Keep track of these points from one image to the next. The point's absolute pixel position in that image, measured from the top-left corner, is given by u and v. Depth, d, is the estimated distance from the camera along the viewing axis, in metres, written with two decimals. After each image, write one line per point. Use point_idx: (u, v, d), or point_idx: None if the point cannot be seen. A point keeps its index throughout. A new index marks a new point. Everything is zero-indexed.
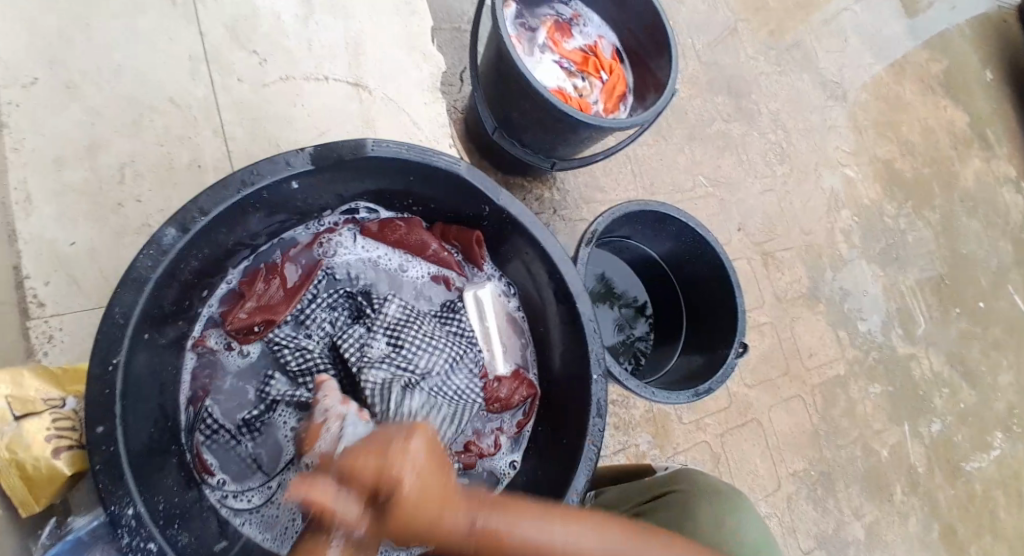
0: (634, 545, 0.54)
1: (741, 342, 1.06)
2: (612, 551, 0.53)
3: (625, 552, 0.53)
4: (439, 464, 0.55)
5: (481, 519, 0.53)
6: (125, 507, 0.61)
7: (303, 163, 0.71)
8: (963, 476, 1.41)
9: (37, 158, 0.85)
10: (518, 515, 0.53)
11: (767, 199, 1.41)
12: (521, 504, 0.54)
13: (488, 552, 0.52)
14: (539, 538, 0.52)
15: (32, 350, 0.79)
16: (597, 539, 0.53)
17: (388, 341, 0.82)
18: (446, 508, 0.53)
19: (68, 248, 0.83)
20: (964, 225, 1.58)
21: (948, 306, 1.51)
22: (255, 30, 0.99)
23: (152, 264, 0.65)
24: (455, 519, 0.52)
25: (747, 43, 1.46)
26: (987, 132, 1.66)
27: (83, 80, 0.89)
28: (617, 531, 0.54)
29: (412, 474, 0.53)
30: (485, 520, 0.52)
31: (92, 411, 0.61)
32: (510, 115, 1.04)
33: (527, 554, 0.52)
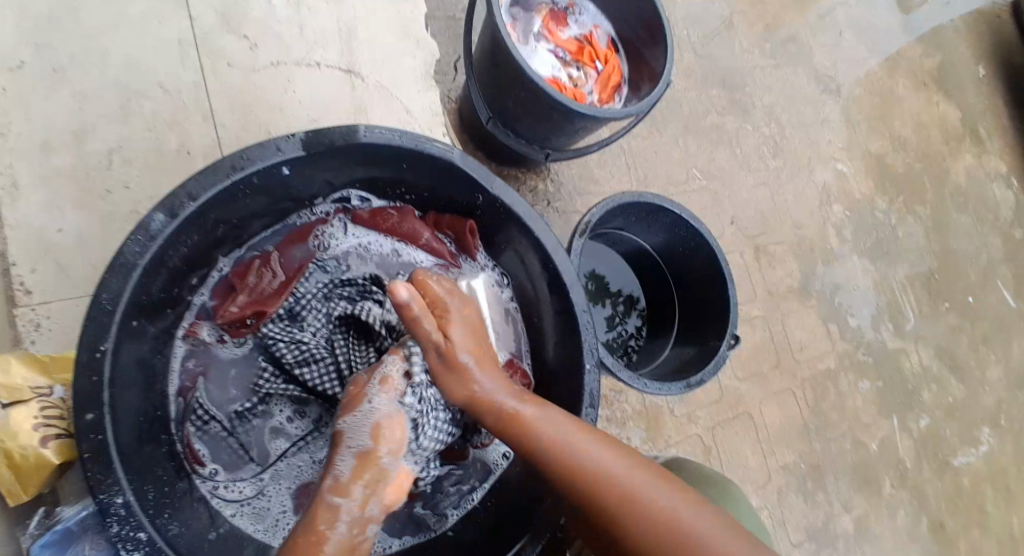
0: (630, 466, 0.64)
1: (733, 335, 1.06)
2: (611, 457, 0.64)
3: (622, 462, 0.64)
4: (490, 357, 0.70)
5: (502, 396, 0.67)
6: (114, 496, 0.60)
7: (295, 149, 0.70)
8: (951, 469, 1.43)
9: (23, 143, 0.84)
10: (541, 405, 0.67)
11: (761, 193, 1.41)
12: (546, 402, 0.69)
13: (504, 421, 0.66)
14: (551, 424, 0.65)
15: (18, 339, 0.78)
16: (601, 444, 0.65)
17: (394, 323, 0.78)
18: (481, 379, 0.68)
19: (54, 234, 0.82)
20: (954, 220, 1.59)
21: (937, 301, 1.52)
22: (246, 15, 0.97)
23: (140, 250, 0.64)
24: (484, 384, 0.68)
25: (741, 36, 1.46)
26: (978, 128, 1.67)
27: (70, 64, 0.88)
28: (621, 451, 0.65)
29: (463, 343, 0.68)
30: (511, 399, 0.67)
31: (80, 399, 0.60)
32: (505, 105, 1.03)
33: (538, 429, 0.65)
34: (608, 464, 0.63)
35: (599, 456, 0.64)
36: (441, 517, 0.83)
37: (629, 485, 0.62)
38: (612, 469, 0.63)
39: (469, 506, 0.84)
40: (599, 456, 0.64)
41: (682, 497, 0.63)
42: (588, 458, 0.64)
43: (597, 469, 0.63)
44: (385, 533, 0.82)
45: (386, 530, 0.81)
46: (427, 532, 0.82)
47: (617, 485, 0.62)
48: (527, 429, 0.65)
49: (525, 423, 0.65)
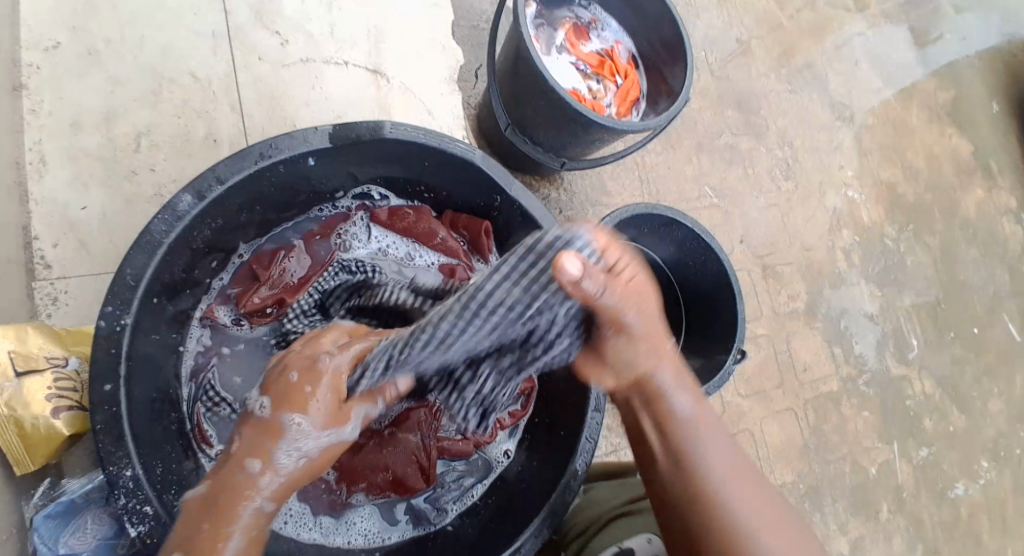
0: (770, 517, 0.60)
1: (739, 349, 1.06)
2: (751, 501, 0.60)
3: (760, 509, 0.60)
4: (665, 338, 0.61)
5: (666, 376, 0.61)
6: (123, 468, 0.61)
7: (321, 141, 0.72)
8: (949, 499, 1.42)
9: (54, 121, 0.86)
10: (703, 414, 0.63)
11: (771, 214, 1.42)
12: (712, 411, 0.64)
13: (658, 406, 0.62)
14: (705, 436, 0.62)
15: (36, 311, 0.79)
16: (745, 483, 0.61)
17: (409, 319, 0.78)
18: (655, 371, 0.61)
19: (78, 212, 0.84)
20: (962, 252, 1.60)
21: (942, 330, 1.52)
22: (278, 11, 0.99)
23: (165, 230, 0.65)
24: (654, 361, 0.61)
25: (759, 60, 1.48)
26: (990, 162, 1.68)
27: (104, 48, 0.90)
28: (763, 498, 0.61)
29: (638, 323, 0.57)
30: (680, 389, 0.62)
31: (96, 370, 0.61)
32: (525, 112, 1.05)
33: (688, 431, 0.61)
34: (745, 503, 0.59)
35: (738, 490, 0.60)
36: (441, 512, 0.83)
37: (755, 530, 0.58)
38: (747, 510, 0.59)
39: (470, 502, 0.85)
40: (735, 488, 0.60)
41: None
42: (724, 484, 0.60)
43: (727, 499, 0.59)
44: (385, 524, 0.82)
45: (384, 522, 0.82)
46: (426, 526, 0.83)
47: (740, 524, 0.58)
48: (675, 426, 0.61)
49: (680, 421, 0.61)
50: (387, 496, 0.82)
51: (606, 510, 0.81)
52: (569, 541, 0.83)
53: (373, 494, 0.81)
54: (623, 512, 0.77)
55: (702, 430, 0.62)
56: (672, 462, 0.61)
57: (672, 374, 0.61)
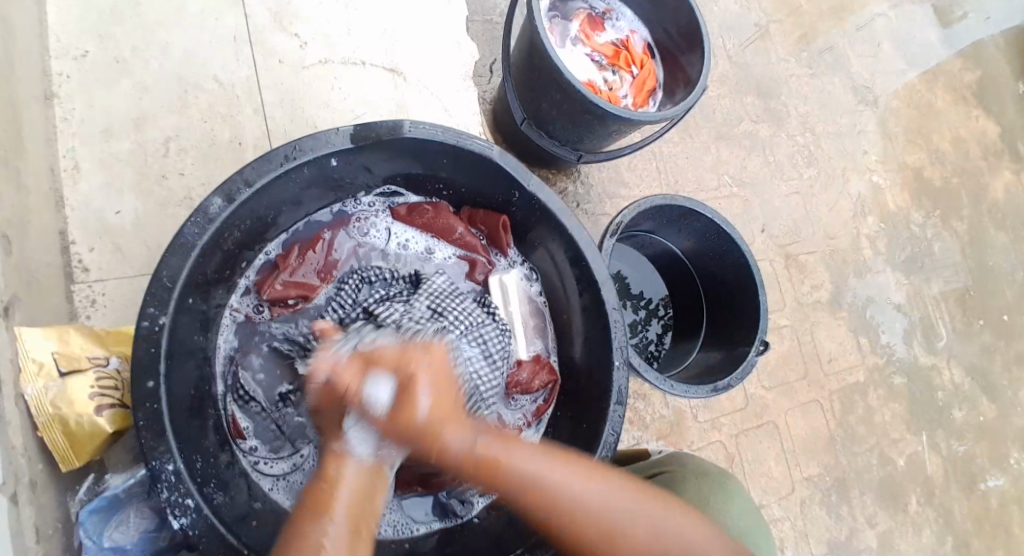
0: (618, 492, 0.59)
1: (762, 341, 1.06)
2: (589, 486, 0.58)
3: (605, 488, 0.59)
4: (450, 396, 0.60)
5: (481, 438, 0.60)
6: (166, 463, 0.64)
7: (343, 141, 0.73)
8: (980, 489, 1.40)
9: (87, 129, 0.88)
10: (509, 439, 0.61)
11: (792, 202, 1.41)
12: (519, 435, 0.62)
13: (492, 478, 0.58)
14: (530, 464, 0.59)
15: (75, 313, 0.82)
16: (579, 476, 0.59)
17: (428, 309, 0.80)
18: (447, 427, 0.58)
19: (113, 216, 0.87)
20: (991, 237, 1.57)
21: (971, 318, 1.50)
22: (298, 13, 1.01)
23: (198, 232, 0.67)
24: (453, 439, 0.58)
25: (778, 45, 1.47)
26: (1019, 144, 1.64)
27: (132, 56, 0.93)
28: (599, 479, 0.59)
29: (427, 393, 0.59)
30: (482, 437, 0.60)
31: (137, 368, 0.64)
32: (541, 106, 1.05)
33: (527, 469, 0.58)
34: (591, 498, 0.58)
35: (580, 494, 0.58)
36: (469, 504, 0.85)
37: (619, 516, 0.58)
38: (598, 502, 0.58)
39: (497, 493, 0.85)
40: (578, 492, 0.58)
41: (664, 515, 0.59)
42: (571, 499, 0.58)
43: (582, 511, 0.57)
44: (414, 516, 0.84)
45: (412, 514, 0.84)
46: (454, 519, 0.85)
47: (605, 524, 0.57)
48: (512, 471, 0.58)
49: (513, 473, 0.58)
50: (415, 490, 0.84)
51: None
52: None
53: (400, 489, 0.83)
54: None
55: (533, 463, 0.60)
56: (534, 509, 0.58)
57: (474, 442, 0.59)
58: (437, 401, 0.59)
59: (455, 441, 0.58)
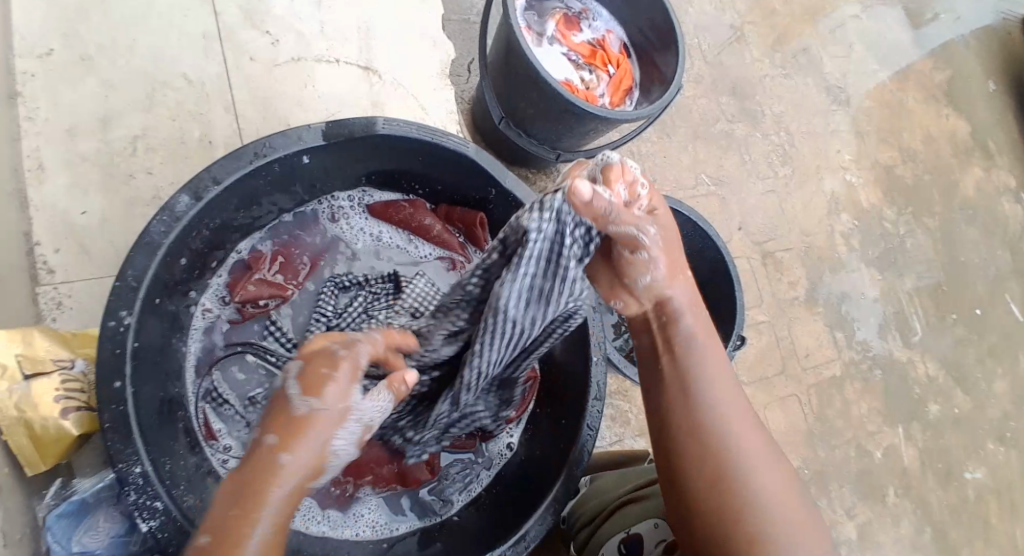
0: (749, 429, 0.59)
1: (739, 336, 1.06)
2: (748, 438, 0.59)
3: (758, 448, 0.59)
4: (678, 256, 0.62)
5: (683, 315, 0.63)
6: (132, 465, 0.62)
7: (316, 138, 0.72)
8: (956, 480, 1.42)
9: (51, 127, 0.86)
10: (715, 350, 0.63)
11: (768, 200, 1.42)
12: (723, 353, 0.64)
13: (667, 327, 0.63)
14: (716, 377, 0.62)
15: (40, 316, 0.80)
16: (753, 428, 0.60)
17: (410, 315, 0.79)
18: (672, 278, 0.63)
19: (78, 217, 0.85)
20: (963, 233, 1.59)
21: (944, 312, 1.52)
22: (269, 12, 1.00)
23: (165, 230, 0.66)
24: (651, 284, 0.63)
25: (752, 47, 1.48)
26: (988, 142, 1.67)
27: (98, 53, 0.91)
28: (763, 441, 0.59)
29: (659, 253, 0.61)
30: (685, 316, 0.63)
31: (102, 371, 0.62)
32: (519, 105, 1.05)
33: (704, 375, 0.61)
34: (721, 397, 0.60)
35: (740, 427, 0.59)
36: (447, 503, 0.84)
37: (755, 463, 0.57)
38: (746, 445, 0.58)
39: (474, 492, 0.85)
40: (743, 426, 0.59)
41: (788, 502, 0.57)
42: (724, 407, 0.60)
43: (710, 397, 0.60)
44: (392, 516, 0.83)
45: (391, 513, 0.83)
46: (432, 517, 0.83)
47: (738, 456, 0.57)
48: (687, 356, 0.62)
49: (681, 339, 0.62)
50: (393, 488, 0.83)
51: (614, 498, 0.81)
52: (577, 530, 0.83)
53: (379, 487, 0.82)
54: (632, 498, 0.77)
55: (703, 349, 0.62)
56: (689, 399, 0.60)
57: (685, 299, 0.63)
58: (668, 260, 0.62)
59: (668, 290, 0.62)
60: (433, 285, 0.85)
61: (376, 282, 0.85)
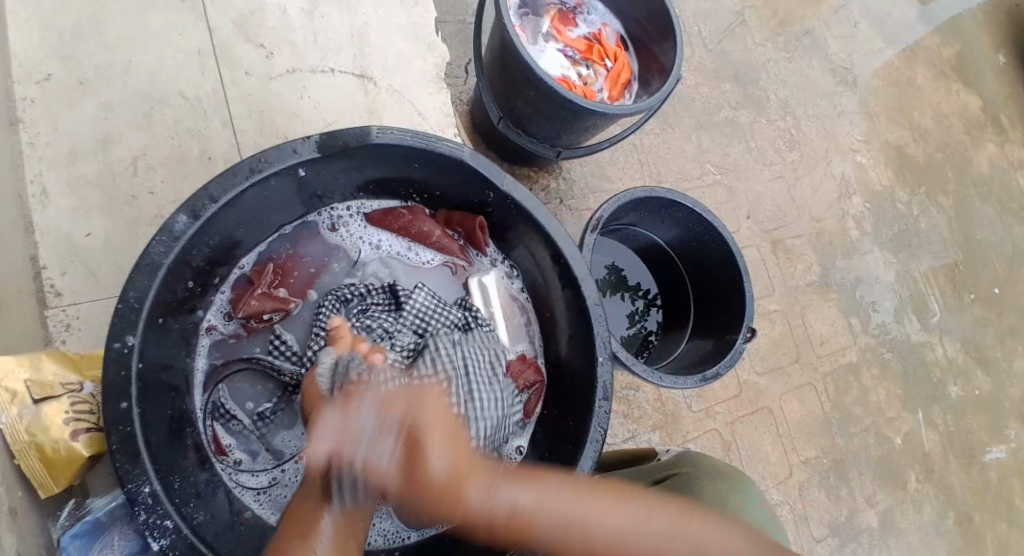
0: (613, 508, 0.62)
1: (749, 327, 1.05)
2: (619, 513, 0.62)
3: (621, 509, 0.63)
4: (458, 437, 0.64)
5: (504, 492, 0.63)
6: (142, 485, 0.62)
7: (310, 151, 0.73)
8: (978, 463, 1.40)
9: (52, 151, 0.88)
10: (532, 474, 0.65)
11: (776, 186, 1.40)
12: (543, 476, 0.65)
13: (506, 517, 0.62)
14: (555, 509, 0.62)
15: (50, 339, 0.81)
16: (608, 503, 0.63)
17: (413, 333, 0.82)
18: (468, 472, 0.62)
19: (83, 239, 0.86)
20: (978, 211, 1.56)
21: (962, 292, 1.49)
22: (262, 25, 1.00)
23: (165, 250, 0.67)
24: (450, 467, 0.62)
25: (754, 31, 1.46)
26: (1001, 117, 1.64)
27: (95, 76, 0.92)
28: (619, 499, 0.63)
29: (439, 446, 0.62)
30: (505, 490, 0.63)
31: (109, 392, 0.63)
32: (517, 105, 1.05)
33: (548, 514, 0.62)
34: (569, 512, 0.62)
35: (607, 519, 0.62)
36: None
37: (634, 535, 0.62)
38: (626, 523, 0.62)
39: None
40: (594, 519, 0.62)
41: (662, 527, 0.62)
42: (581, 519, 0.62)
43: (575, 524, 0.62)
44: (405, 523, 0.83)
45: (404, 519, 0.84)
46: (444, 523, 0.84)
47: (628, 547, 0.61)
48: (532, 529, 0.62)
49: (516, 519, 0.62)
50: None
51: None
52: None
53: None
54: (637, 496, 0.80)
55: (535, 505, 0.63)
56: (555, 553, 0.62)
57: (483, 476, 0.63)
58: (450, 453, 0.62)
59: (474, 494, 0.62)
60: (434, 296, 0.86)
61: (376, 294, 0.86)
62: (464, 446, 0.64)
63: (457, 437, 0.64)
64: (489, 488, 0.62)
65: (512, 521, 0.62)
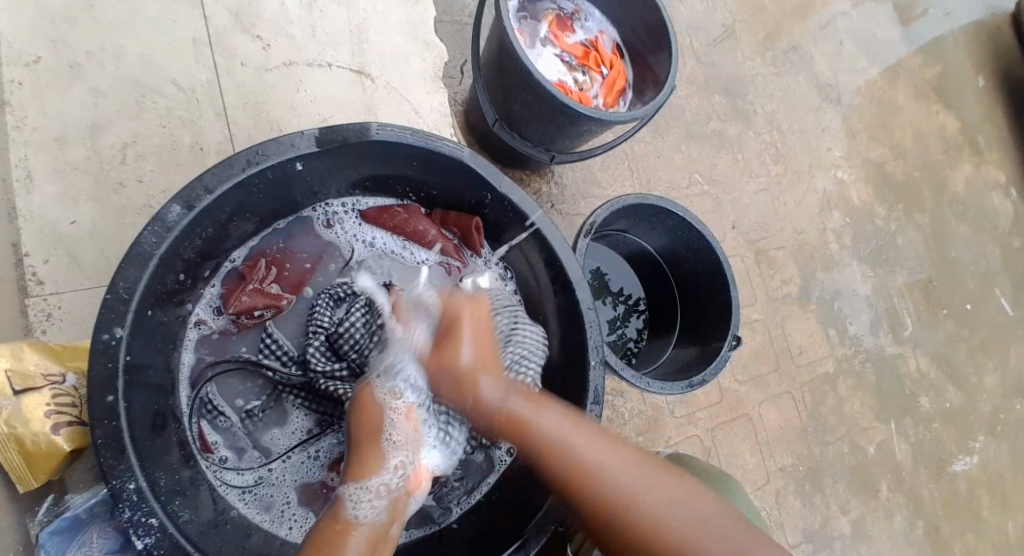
0: (610, 446, 0.65)
1: (734, 336, 1.07)
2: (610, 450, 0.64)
3: (615, 452, 0.65)
4: (487, 350, 0.74)
5: (514, 402, 0.69)
6: (126, 482, 0.61)
7: (308, 145, 0.71)
8: (947, 475, 1.43)
9: (38, 136, 0.85)
10: (544, 403, 0.69)
11: (762, 198, 1.43)
12: (551, 402, 0.70)
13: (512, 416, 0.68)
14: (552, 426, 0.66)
15: (30, 328, 0.79)
16: (604, 442, 0.65)
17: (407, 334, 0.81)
18: (483, 376, 0.71)
19: (67, 226, 0.83)
20: (953, 228, 1.61)
21: (935, 307, 1.53)
22: (259, 16, 0.99)
23: (157, 241, 0.65)
24: (488, 388, 0.70)
25: (744, 44, 1.48)
26: (977, 138, 1.68)
27: (85, 60, 0.89)
28: (616, 444, 0.65)
29: (467, 345, 0.73)
30: (515, 401, 0.69)
31: (95, 385, 0.61)
32: (512, 107, 1.05)
33: (547, 431, 0.66)
34: (567, 436, 0.65)
35: (599, 452, 0.64)
36: (446, 511, 0.84)
37: (624, 478, 0.63)
38: (612, 457, 0.64)
39: (474, 500, 0.85)
40: (586, 448, 0.64)
41: (654, 478, 0.63)
42: (574, 443, 0.65)
43: (571, 450, 0.64)
44: None
45: None
46: (432, 526, 0.83)
47: (613, 480, 0.62)
48: (530, 432, 0.66)
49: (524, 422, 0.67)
50: None
51: None
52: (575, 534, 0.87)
53: None
54: None
55: (537, 411, 0.68)
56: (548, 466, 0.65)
57: (495, 381, 0.71)
58: (477, 353, 0.73)
59: (487, 389, 0.70)
60: (428, 298, 0.86)
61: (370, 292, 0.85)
62: (493, 361, 0.73)
63: (495, 363, 0.73)
64: (504, 395, 0.70)
65: (512, 421, 0.68)
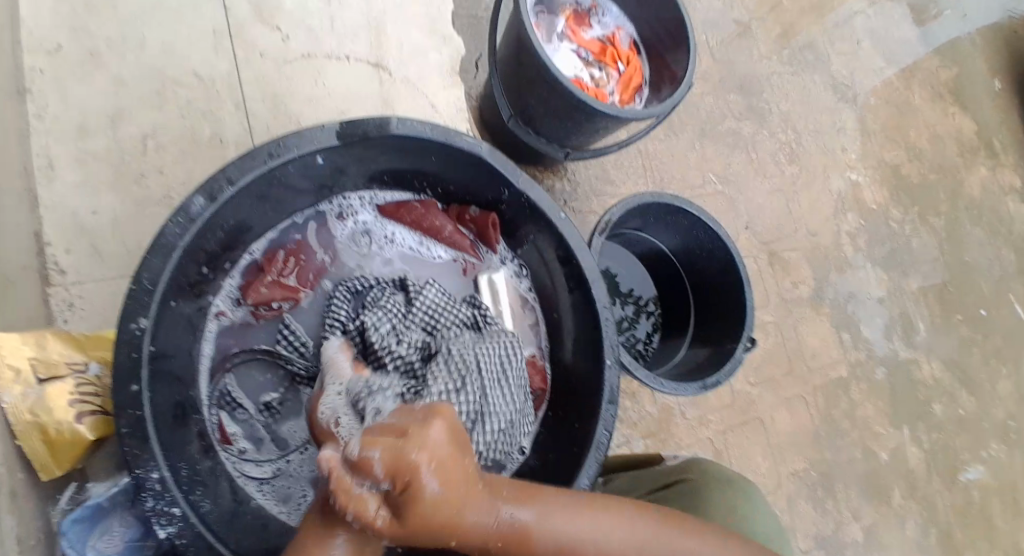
0: (626, 520, 0.54)
1: (749, 338, 1.06)
2: (623, 527, 0.53)
3: (630, 524, 0.53)
4: (465, 437, 0.57)
5: (507, 508, 0.50)
6: (150, 470, 0.61)
7: (330, 139, 0.71)
8: (959, 482, 1.42)
9: (61, 126, 0.86)
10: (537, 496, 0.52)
11: (776, 199, 1.42)
12: (542, 489, 0.53)
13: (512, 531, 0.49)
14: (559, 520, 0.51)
15: (52, 317, 0.79)
16: (616, 516, 0.53)
17: (422, 330, 0.81)
18: (463, 484, 0.52)
19: (89, 217, 0.84)
20: (968, 232, 1.59)
21: (949, 312, 1.52)
22: (279, 8, 0.99)
23: (181, 233, 0.65)
24: (473, 500, 0.51)
25: (760, 43, 1.47)
26: (993, 141, 1.67)
27: (107, 50, 0.90)
28: (629, 515, 0.54)
29: None
30: (510, 505, 0.51)
31: (119, 375, 0.61)
32: (528, 103, 1.04)
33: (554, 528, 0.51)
34: (578, 527, 0.51)
35: (615, 531, 0.52)
36: None
37: (646, 549, 0.53)
38: (631, 539, 0.53)
39: None
40: (602, 531, 0.52)
41: (678, 542, 0.54)
42: (584, 533, 0.51)
43: (581, 543, 0.51)
44: None
45: None
46: None
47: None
48: (538, 543, 0.50)
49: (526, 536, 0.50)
50: None
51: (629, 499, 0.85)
52: None
53: None
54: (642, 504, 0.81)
55: (539, 516, 0.51)
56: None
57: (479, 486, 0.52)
58: (452, 445, 0.55)
59: None
60: (444, 293, 0.85)
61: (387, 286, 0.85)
62: (469, 452, 0.55)
63: (471, 451, 0.56)
64: (492, 506, 0.50)
65: (513, 537, 0.50)
